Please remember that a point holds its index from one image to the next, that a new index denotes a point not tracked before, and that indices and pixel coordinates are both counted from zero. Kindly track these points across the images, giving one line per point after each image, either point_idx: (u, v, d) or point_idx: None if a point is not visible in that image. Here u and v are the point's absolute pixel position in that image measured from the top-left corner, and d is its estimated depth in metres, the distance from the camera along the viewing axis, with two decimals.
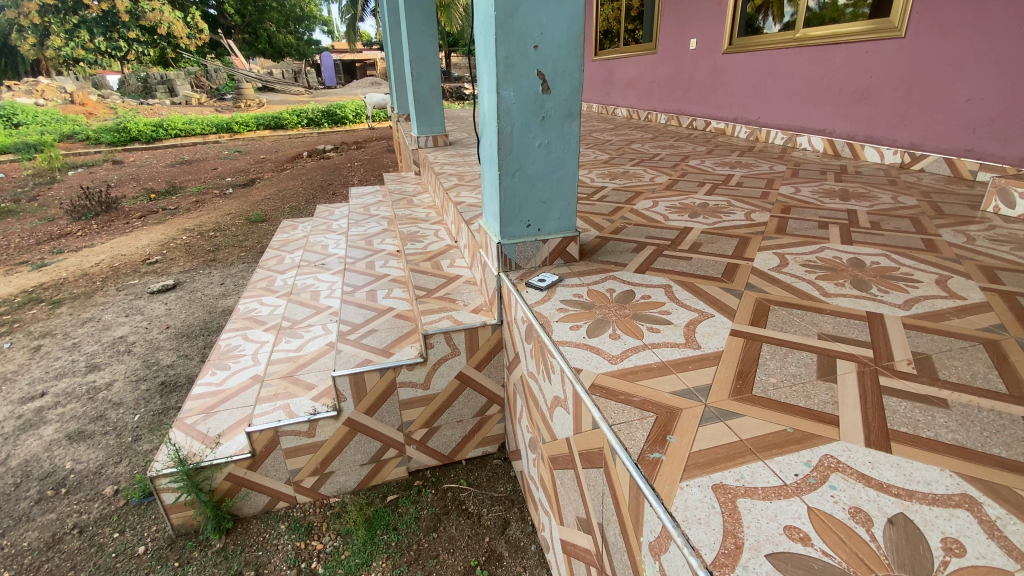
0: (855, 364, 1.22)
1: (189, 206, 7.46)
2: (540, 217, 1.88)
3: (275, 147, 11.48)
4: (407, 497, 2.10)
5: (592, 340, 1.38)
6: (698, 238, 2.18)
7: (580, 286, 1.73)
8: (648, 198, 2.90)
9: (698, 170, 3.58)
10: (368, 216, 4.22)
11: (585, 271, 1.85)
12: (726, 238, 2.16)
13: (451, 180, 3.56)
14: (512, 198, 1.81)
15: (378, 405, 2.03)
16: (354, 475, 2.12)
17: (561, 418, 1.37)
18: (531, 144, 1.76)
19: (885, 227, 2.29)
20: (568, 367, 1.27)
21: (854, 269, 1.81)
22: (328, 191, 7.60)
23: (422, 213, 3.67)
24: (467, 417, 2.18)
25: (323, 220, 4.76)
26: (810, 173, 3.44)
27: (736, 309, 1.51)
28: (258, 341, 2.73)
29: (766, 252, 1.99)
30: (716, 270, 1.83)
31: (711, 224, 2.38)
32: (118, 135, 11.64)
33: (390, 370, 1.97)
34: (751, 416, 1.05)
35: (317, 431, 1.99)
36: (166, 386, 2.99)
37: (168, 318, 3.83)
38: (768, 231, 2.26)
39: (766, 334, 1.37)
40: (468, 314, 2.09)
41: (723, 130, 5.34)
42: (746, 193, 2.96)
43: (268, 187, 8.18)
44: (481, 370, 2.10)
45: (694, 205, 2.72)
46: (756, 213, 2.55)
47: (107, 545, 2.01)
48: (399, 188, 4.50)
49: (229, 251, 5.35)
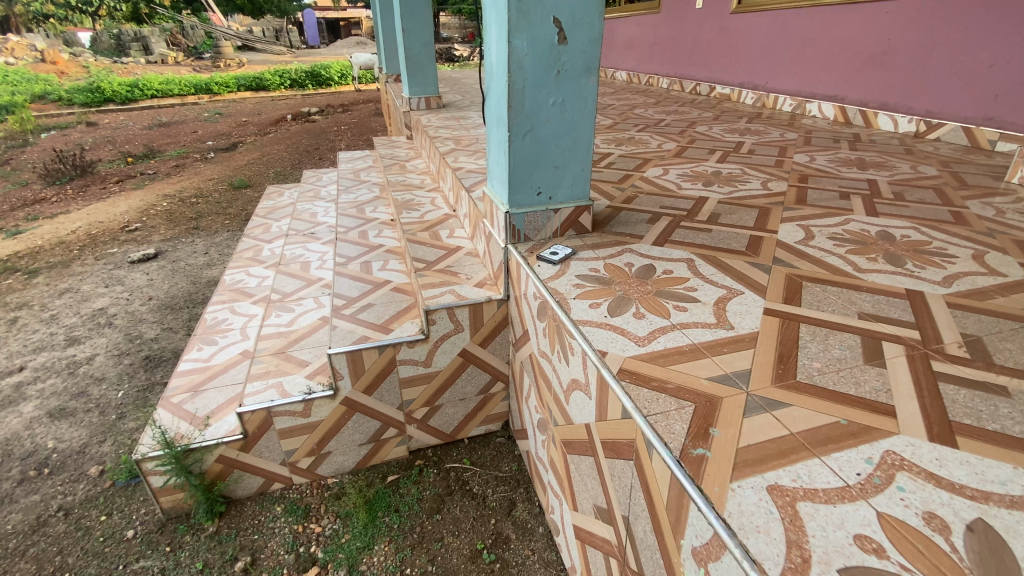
0: (903, 347, 1.13)
1: (169, 171, 7.15)
2: (552, 185, 1.73)
3: (257, 109, 10.98)
4: (408, 477, 2.02)
5: (615, 319, 1.27)
6: (715, 208, 2.05)
7: (595, 259, 1.60)
8: (658, 165, 2.75)
9: (707, 136, 3.43)
10: (358, 182, 4.00)
11: (600, 243, 1.72)
12: (745, 209, 2.04)
13: (448, 144, 3.36)
14: (522, 163, 1.66)
15: (377, 383, 1.91)
16: (352, 454, 2.03)
17: (580, 403, 1.27)
18: (544, 102, 1.60)
19: (908, 198, 2.19)
20: (591, 349, 1.16)
21: (885, 243, 1.70)
22: (315, 155, 7.30)
23: (417, 180, 3.49)
24: (470, 395, 2.09)
25: (311, 185, 4.54)
26: (822, 141, 3.30)
27: (767, 285, 1.41)
28: (246, 314, 2.60)
29: (789, 223, 1.87)
30: (740, 243, 1.71)
31: (727, 194, 2.25)
32: (91, 95, 11.09)
33: (390, 348, 1.86)
34: (800, 406, 0.95)
35: (313, 411, 1.88)
36: (151, 360, 2.84)
37: (150, 289, 3.65)
38: (788, 201, 2.14)
39: (803, 313, 1.26)
40: (472, 288, 1.97)
41: (728, 95, 5.13)
42: (759, 160, 2.82)
43: (252, 152, 7.84)
44: (485, 347, 1.99)
45: (707, 173, 2.58)
46: (773, 181, 2.42)
47: (94, 528, 1.91)
48: (391, 153, 4.29)
49: (212, 219, 5.11)
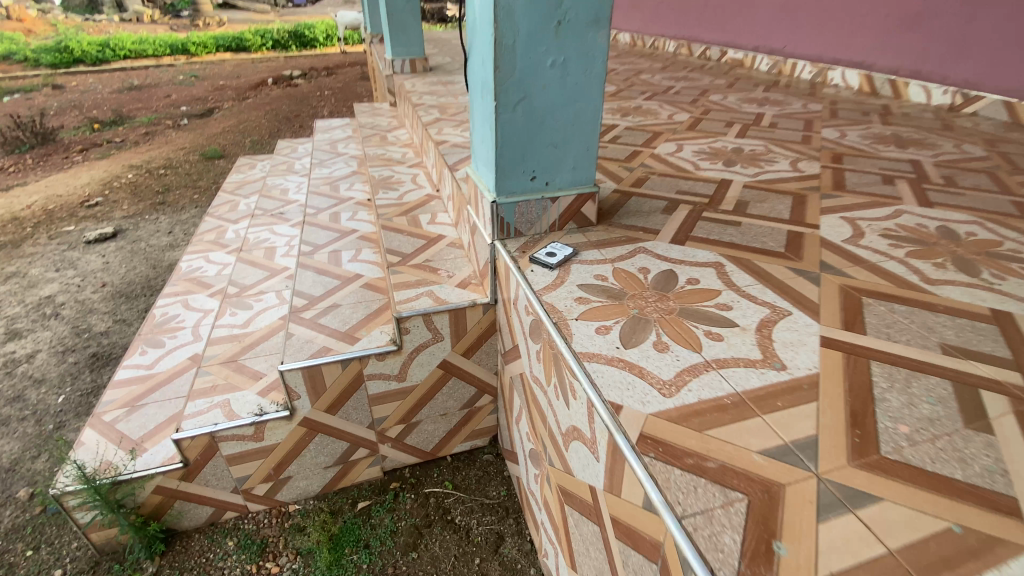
0: (1009, 401, 0.86)
1: (138, 139, 6.66)
2: (549, 168, 1.41)
3: (236, 72, 10.32)
4: (381, 504, 1.77)
5: (630, 351, 0.97)
6: (741, 195, 1.74)
7: (601, 263, 1.30)
8: (669, 140, 2.42)
9: (722, 106, 3.07)
10: (335, 155, 3.62)
11: (606, 240, 1.42)
12: (777, 195, 1.73)
13: (432, 113, 2.99)
14: (512, 142, 1.34)
15: (342, 401, 1.63)
16: (316, 478, 1.77)
17: (583, 457, 1.00)
18: (540, 63, 1.26)
19: (961, 184, 1.89)
20: (600, 400, 0.87)
21: (949, 242, 1.42)
22: (295, 123, 6.81)
23: (397, 154, 3.13)
24: (452, 410, 1.82)
25: (284, 157, 4.16)
26: (850, 114, 2.95)
27: (820, 303, 1.12)
28: (201, 309, 2.30)
29: (831, 216, 1.57)
30: (777, 241, 1.41)
31: (752, 176, 1.93)
32: (58, 55, 10.39)
33: (354, 362, 1.56)
34: (893, 501, 0.69)
35: (266, 434, 1.60)
36: (99, 359, 2.54)
37: (105, 274, 3.31)
38: (823, 186, 1.83)
39: (871, 347, 0.99)
40: (453, 289, 1.67)
41: (740, 61, 4.72)
42: (783, 136, 2.49)
43: (228, 118, 7.33)
44: (469, 357, 1.71)
45: (727, 151, 2.25)
46: (802, 162, 2.11)
47: (18, 566, 1.65)
48: (371, 122, 3.89)
49: (180, 193, 4.71)
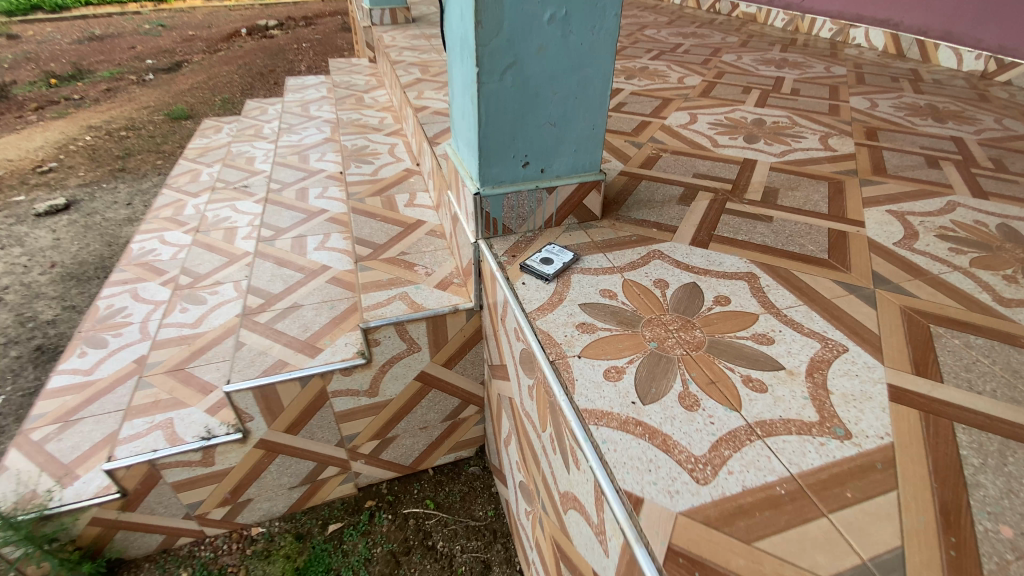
0: None
1: (99, 96, 6.14)
2: (545, 152, 1.14)
3: (207, 20, 9.54)
4: (354, 526, 1.59)
5: (650, 410, 0.75)
6: (768, 181, 1.49)
7: (608, 274, 1.06)
8: (681, 108, 2.14)
9: (737, 68, 2.76)
10: (307, 118, 3.26)
11: (614, 241, 1.17)
12: (810, 181, 1.49)
13: (412, 72, 2.64)
14: (498, 119, 1.07)
15: (303, 420, 1.41)
16: (281, 499, 1.59)
17: (586, 536, 0.79)
18: (535, 16, 0.97)
19: (1014, 168, 1.65)
20: (612, 487, 0.66)
21: (1016, 246, 1.19)
22: (269, 79, 6.29)
23: (375, 119, 2.80)
24: (433, 423, 1.61)
25: (253, 120, 3.78)
26: (878, 80, 2.65)
27: (880, 333, 0.90)
28: (151, 301, 2.04)
29: (877, 209, 1.33)
30: (817, 243, 1.18)
31: (779, 156, 1.68)
32: (12, 1, 9.54)
33: (315, 379, 1.34)
34: None
35: (216, 459, 1.39)
36: (43, 352, 2.30)
37: (55, 252, 3.01)
38: (861, 169, 1.58)
39: (952, 402, 0.78)
40: (431, 291, 1.43)
41: (753, 16, 4.32)
42: (807, 105, 2.21)
43: (198, 73, 6.77)
44: (451, 368, 1.49)
45: (746, 123, 1.97)
46: (832, 138, 1.85)
47: None
48: (348, 80, 3.51)
49: (142, 158, 4.33)
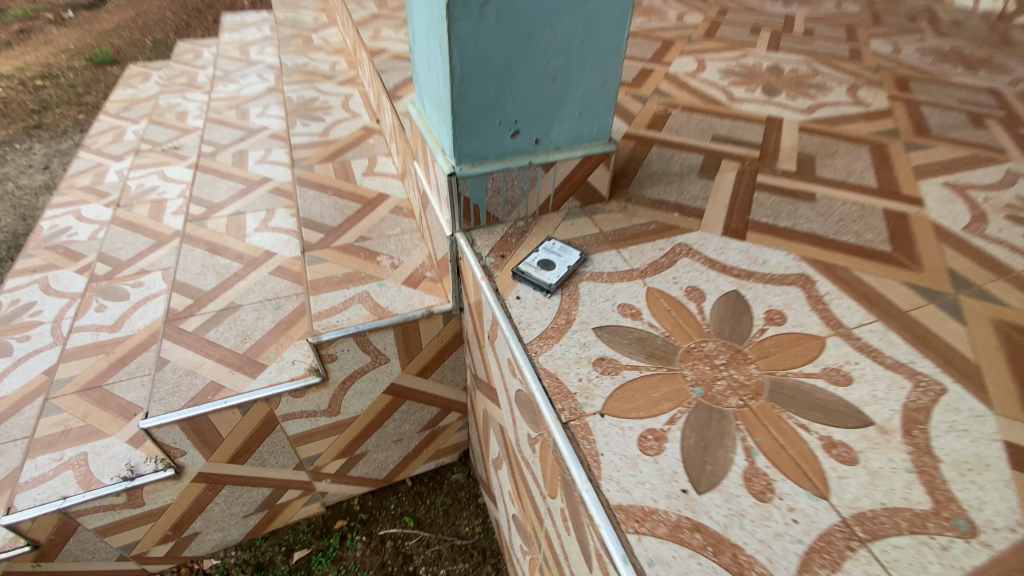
0: None
1: (6, 38, 5.31)
2: (540, 117, 0.86)
3: None
4: (323, 552, 1.40)
5: (708, 503, 0.54)
6: (801, 145, 1.25)
7: (626, 280, 0.82)
8: (685, 53, 1.83)
9: (741, 4, 2.43)
10: (247, 64, 2.79)
11: (629, 232, 0.93)
12: (848, 146, 1.25)
13: (367, 7, 2.22)
14: (477, 72, 0.78)
15: (250, 448, 1.17)
16: (236, 527, 1.37)
17: None
18: None
19: None
20: None
21: None
22: (207, 15, 5.53)
23: (326, 65, 2.39)
24: (409, 434, 1.39)
25: (186, 65, 3.25)
26: (895, 20, 2.37)
27: (980, 363, 0.70)
28: (65, 294, 1.71)
29: (933, 181, 1.11)
30: (875, 228, 0.96)
31: (807, 112, 1.43)
32: None
33: (259, 404, 1.09)
34: None
35: (146, 499, 1.16)
36: None
37: None
38: (901, 129, 1.35)
39: None
40: (399, 289, 1.17)
41: None
42: (826, 49, 1.93)
43: (122, 8, 5.89)
44: (427, 376, 1.26)
45: (762, 71, 1.70)
46: (861, 90, 1.60)
47: None
48: (293, 17, 3.01)
49: (61, 110, 3.75)
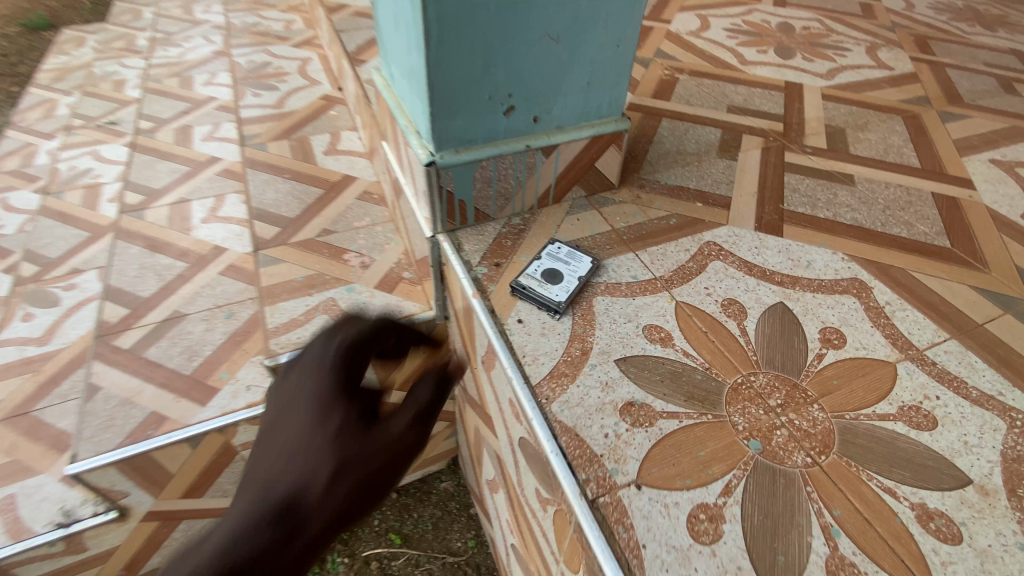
0: None
1: None
2: (540, 89, 0.68)
3: None
4: None
5: None
6: (827, 116, 1.10)
7: (649, 293, 0.67)
8: (686, 8, 1.64)
9: None
10: (189, 22, 2.47)
11: (646, 229, 0.77)
12: (879, 117, 1.10)
13: None
14: (459, 31, 0.59)
15: (207, 482, 1.02)
16: None
17: None
18: None
19: None
20: None
21: None
22: None
23: (279, 24, 2.11)
24: None
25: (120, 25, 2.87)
26: None
27: None
28: None
29: (978, 158, 0.98)
30: (927, 218, 0.82)
31: (827, 77, 1.27)
32: None
33: (211, 437, 0.92)
34: None
35: (89, 544, 1.00)
36: None
37: None
38: (932, 96, 1.21)
39: None
40: (371, 295, 1.00)
41: None
42: (835, 4, 1.76)
43: None
44: None
45: (772, 30, 1.52)
46: (880, 51, 1.44)
47: None
48: None
49: None
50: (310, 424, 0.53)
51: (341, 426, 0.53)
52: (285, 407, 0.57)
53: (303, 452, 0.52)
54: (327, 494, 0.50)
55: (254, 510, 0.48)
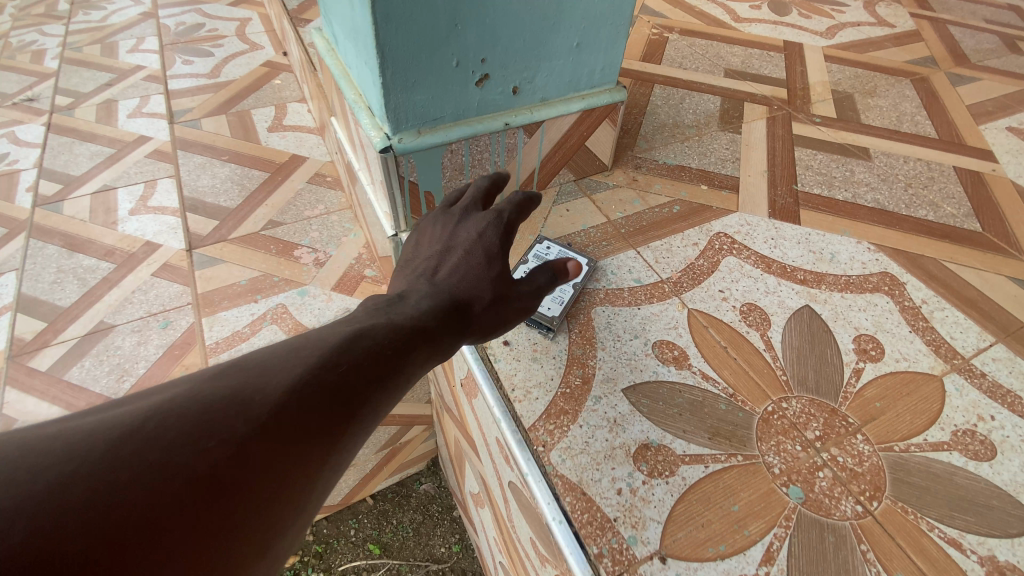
0: None
1: None
2: (520, 53, 0.55)
3: None
4: None
5: None
6: (832, 79, 0.99)
7: (656, 300, 0.57)
8: None
9: None
10: None
11: (646, 220, 0.66)
12: (887, 80, 1.00)
13: None
14: None
15: None
16: None
17: None
18: None
19: None
20: None
21: None
22: None
23: None
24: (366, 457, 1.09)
25: None
26: None
27: None
28: None
29: (994, 125, 0.90)
30: (952, 196, 0.74)
31: (826, 35, 1.16)
32: None
33: None
34: None
35: None
36: None
37: None
38: (937, 57, 1.12)
39: None
40: (327, 300, 0.88)
41: None
42: None
43: None
44: None
45: None
46: (878, 5, 1.34)
47: None
48: None
49: None
50: (474, 251, 0.46)
51: (503, 267, 0.47)
52: (438, 236, 0.48)
53: (462, 276, 0.45)
54: (472, 328, 0.43)
55: (409, 310, 0.39)
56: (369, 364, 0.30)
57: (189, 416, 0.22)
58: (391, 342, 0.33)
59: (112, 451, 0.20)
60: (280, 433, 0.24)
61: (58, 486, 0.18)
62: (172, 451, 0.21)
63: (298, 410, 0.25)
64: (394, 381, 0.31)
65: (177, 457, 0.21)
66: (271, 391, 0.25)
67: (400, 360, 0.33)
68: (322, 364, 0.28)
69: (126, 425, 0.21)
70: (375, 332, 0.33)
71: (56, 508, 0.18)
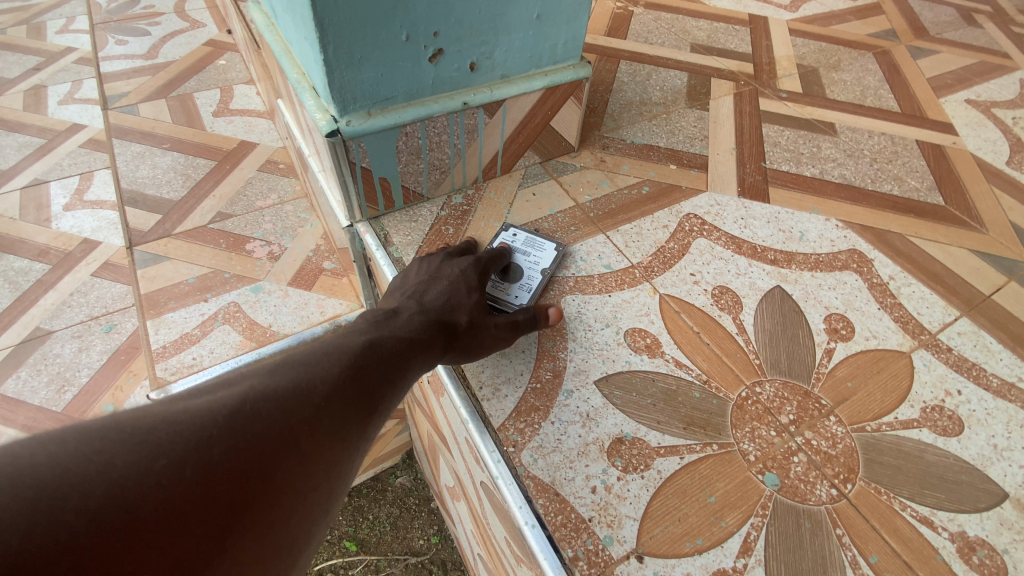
0: None
1: None
2: (475, 24, 0.51)
3: None
4: None
5: None
6: (797, 54, 0.98)
7: (627, 286, 0.55)
8: None
9: None
10: None
11: (614, 203, 0.64)
12: (851, 54, 1.00)
13: None
14: None
15: None
16: None
17: None
18: None
19: None
20: None
21: None
22: None
23: None
24: None
25: None
26: None
27: None
28: None
29: (953, 98, 0.91)
30: (916, 170, 0.74)
31: (791, 8, 1.14)
32: None
33: None
34: None
35: None
36: None
37: None
38: (898, 29, 1.12)
39: None
40: (284, 296, 0.83)
41: None
42: None
43: None
44: None
45: None
46: None
47: None
48: None
49: None
50: (456, 283, 0.49)
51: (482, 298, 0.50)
52: (426, 267, 0.51)
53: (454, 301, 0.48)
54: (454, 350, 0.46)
55: (409, 319, 0.45)
56: (386, 365, 0.39)
57: (279, 399, 0.30)
58: (398, 351, 0.41)
59: (239, 415, 0.27)
60: (333, 413, 0.32)
61: (199, 446, 0.25)
62: (267, 420, 0.29)
63: (346, 399, 0.34)
64: (403, 380, 0.39)
65: (274, 428, 0.28)
66: (322, 383, 0.33)
67: (405, 359, 0.41)
68: (358, 365, 0.36)
69: (235, 402, 0.28)
70: (389, 341, 0.41)
71: (214, 456, 0.25)
